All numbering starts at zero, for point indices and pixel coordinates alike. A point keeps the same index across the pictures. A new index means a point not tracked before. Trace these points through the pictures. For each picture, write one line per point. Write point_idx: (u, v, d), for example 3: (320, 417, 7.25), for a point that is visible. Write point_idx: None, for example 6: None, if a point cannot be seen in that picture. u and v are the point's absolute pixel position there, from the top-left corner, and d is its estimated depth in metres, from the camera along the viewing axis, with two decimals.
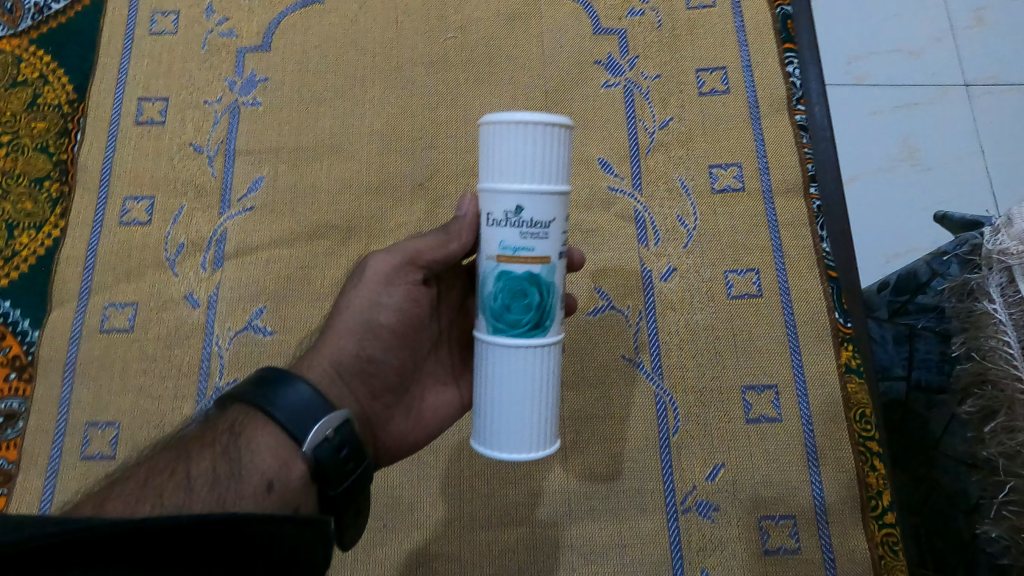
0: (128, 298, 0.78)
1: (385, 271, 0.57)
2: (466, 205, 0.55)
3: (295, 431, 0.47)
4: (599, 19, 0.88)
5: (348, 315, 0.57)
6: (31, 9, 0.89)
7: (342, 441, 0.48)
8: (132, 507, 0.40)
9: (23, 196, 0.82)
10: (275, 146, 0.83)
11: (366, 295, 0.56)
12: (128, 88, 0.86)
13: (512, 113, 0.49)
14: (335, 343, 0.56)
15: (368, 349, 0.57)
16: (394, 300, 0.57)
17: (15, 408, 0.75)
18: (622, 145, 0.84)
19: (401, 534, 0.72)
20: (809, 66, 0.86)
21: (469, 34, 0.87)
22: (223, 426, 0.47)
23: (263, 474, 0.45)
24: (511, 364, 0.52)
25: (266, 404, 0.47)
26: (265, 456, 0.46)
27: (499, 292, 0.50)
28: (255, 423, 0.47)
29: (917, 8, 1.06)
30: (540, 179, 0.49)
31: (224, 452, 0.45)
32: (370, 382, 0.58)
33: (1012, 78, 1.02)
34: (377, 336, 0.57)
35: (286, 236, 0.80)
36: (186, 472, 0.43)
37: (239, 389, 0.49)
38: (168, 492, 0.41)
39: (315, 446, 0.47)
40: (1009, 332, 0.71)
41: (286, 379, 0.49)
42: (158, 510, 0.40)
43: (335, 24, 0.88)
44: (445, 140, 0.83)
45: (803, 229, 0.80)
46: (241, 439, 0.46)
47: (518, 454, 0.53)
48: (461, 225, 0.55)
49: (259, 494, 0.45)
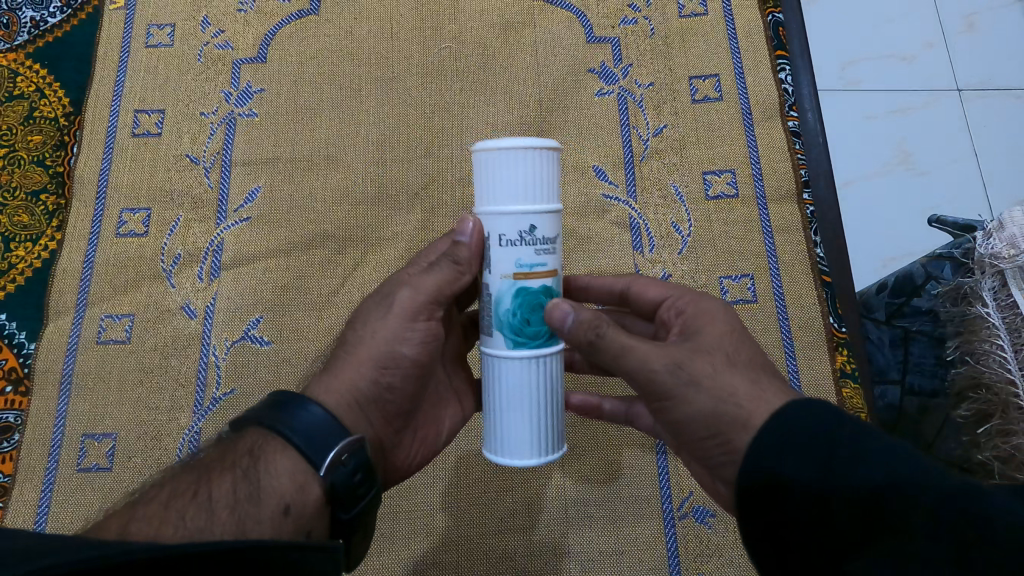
0: (125, 309, 0.78)
1: (409, 305, 0.55)
2: (468, 231, 0.52)
3: (313, 455, 0.47)
4: (592, 27, 0.89)
5: (370, 345, 0.55)
6: (27, 23, 0.89)
7: (357, 466, 0.48)
8: (156, 529, 0.40)
9: (19, 209, 0.82)
10: (271, 157, 0.84)
11: (389, 326, 0.55)
12: (125, 101, 0.86)
13: (503, 139, 0.49)
14: (352, 371, 0.54)
15: (386, 378, 0.55)
16: (416, 333, 0.55)
17: (11, 421, 0.75)
18: (617, 152, 0.84)
19: (400, 544, 0.71)
20: (801, 74, 0.88)
21: (463, 44, 0.88)
22: (243, 448, 0.47)
23: (280, 498, 0.45)
24: (519, 375, 0.52)
25: (285, 430, 0.47)
26: (283, 479, 0.46)
27: (518, 307, 0.50)
28: (274, 446, 0.47)
29: (908, 15, 1.07)
30: (547, 198, 0.50)
31: (244, 475, 0.45)
32: (386, 408, 0.56)
33: (1003, 83, 1.03)
34: (397, 367, 0.55)
35: (282, 246, 0.80)
36: (207, 494, 0.43)
37: (256, 412, 0.49)
38: (190, 515, 0.42)
39: (332, 470, 0.46)
40: (1003, 336, 0.70)
41: (305, 405, 0.48)
42: (182, 533, 0.40)
43: (330, 35, 0.88)
44: (440, 150, 0.84)
45: (797, 235, 0.81)
46: (261, 462, 0.46)
47: (524, 461, 0.53)
48: (468, 253, 0.53)
49: (276, 518, 0.45)
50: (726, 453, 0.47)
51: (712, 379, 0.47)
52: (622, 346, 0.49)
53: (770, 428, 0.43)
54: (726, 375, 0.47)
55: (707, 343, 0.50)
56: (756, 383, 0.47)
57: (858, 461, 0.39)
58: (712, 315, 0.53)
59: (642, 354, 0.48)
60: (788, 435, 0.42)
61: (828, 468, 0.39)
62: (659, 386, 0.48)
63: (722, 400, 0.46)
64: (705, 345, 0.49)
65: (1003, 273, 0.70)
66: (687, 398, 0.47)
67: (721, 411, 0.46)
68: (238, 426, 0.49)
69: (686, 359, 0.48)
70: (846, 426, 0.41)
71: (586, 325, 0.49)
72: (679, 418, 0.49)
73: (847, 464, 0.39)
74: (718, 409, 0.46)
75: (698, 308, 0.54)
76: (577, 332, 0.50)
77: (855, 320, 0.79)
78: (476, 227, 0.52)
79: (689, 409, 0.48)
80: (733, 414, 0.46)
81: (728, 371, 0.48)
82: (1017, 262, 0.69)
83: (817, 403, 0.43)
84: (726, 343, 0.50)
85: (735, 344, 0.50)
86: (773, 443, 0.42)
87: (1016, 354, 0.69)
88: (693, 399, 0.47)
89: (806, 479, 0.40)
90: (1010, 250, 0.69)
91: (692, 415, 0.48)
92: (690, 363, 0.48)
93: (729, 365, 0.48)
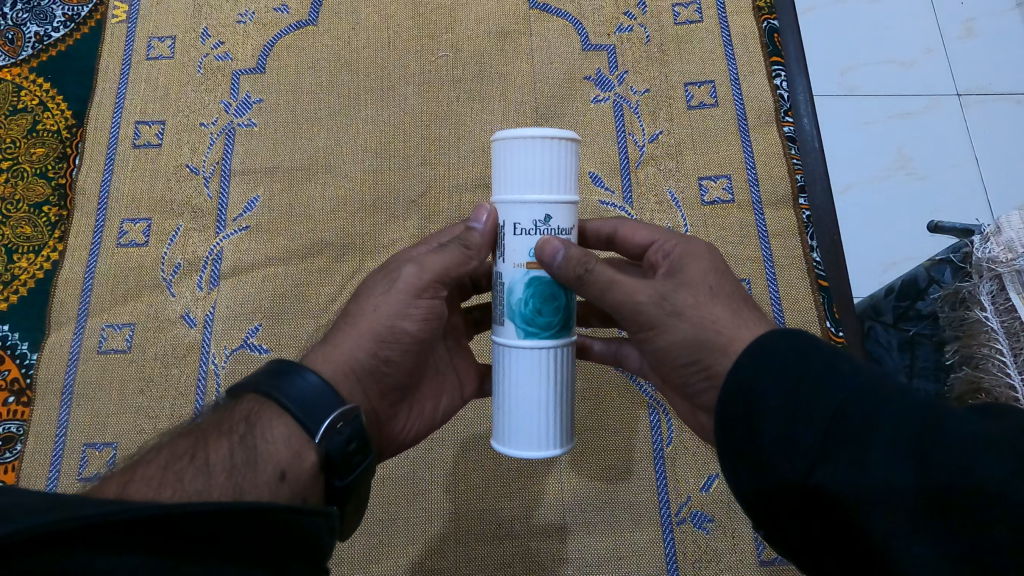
0: (125, 319, 0.79)
1: (414, 284, 0.54)
2: (484, 218, 0.53)
3: (308, 423, 0.46)
4: (588, 35, 0.90)
5: (371, 319, 0.54)
6: (31, 38, 0.91)
7: (352, 434, 0.47)
8: (155, 491, 0.38)
9: (23, 221, 0.83)
10: (270, 166, 0.85)
11: (391, 302, 0.54)
12: (126, 113, 0.87)
13: (522, 129, 0.49)
14: (350, 343, 0.54)
15: (384, 352, 0.54)
16: (418, 312, 0.54)
17: (14, 430, 0.76)
18: (612, 159, 0.85)
19: (397, 550, 0.72)
20: (797, 79, 0.88)
21: (459, 53, 0.89)
22: (240, 415, 0.46)
23: (277, 464, 0.44)
24: (526, 363, 0.52)
25: (281, 398, 0.47)
26: (279, 445, 0.45)
27: (530, 297, 0.50)
28: (270, 414, 0.46)
29: (906, 19, 1.07)
30: (564, 189, 0.50)
31: (242, 441, 0.44)
32: (382, 381, 0.55)
33: (1003, 87, 1.03)
34: (397, 343, 0.54)
35: (281, 254, 0.81)
36: (205, 458, 0.42)
37: (253, 379, 0.48)
38: (188, 478, 0.40)
39: (326, 437, 0.46)
40: (1002, 341, 0.66)
41: (302, 373, 0.48)
42: (180, 495, 0.39)
43: (328, 46, 0.89)
44: (437, 158, 0.85)
45: (793, 239, 0.81)
46: (257, 429, 0.45)
47: (533, 452, 0.53)
48: (480, 237, 0.53)
49: (272, 483, 0.43)
50: (707, 378, 0.51)
51: (694, 308, 0.51)
52: (608, 280, 0.51)
53: (752, 358, 0.45)
54: (709, 305, 0.51)
55: (692, 276, 0.52)
56: (737, 314, 0.50)
57: (829, 380, 0.40)
58: (699, 250, 0.55)
59: (627, 287, 0.51)
60: (766, 364, 0.44)
61: (802, 388, 0.41)
62: (643, 317, 0.52)
63: (703, 327, 0.50)
64: (689, 280, 0.52)
65: (1001, 277, 0.66)
66: (670, 326, 0.51)
67: (703, 338, 0.50)
68: (236, 393, 0.48)
69: (670, 292, 0.51)
70: (821, 352, 0.43)
71: (575, 260, 0.49)
72: (662, 345, 0.52)
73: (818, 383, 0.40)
74: (699, 335, 0.50)
75: (686, 247, 0.56)
76: (566, 268, 0.49)
77: (852, 325, 0.79)
78: (490, 216, 0.53)
79: (670, 336, 0.51)
80: (713, 340, 0.49)
81: (710, 302, 0.51)
82: (1016, 265, 0.64)
83: (790, 332, 0.45)
84: (710, 277, 0.52)
85: (719, 278, 0.53)
86: (751, 374, 0.44)
87: (1017, 359, 0.65)
88: (675, 327, 0.51)
89: (782, 400, 0.41)
90: (1008, 253, 0.65)
91: (675, 342, 0.51)
92: (673, 295, 0.51)
93: (711, 297, 0.51)
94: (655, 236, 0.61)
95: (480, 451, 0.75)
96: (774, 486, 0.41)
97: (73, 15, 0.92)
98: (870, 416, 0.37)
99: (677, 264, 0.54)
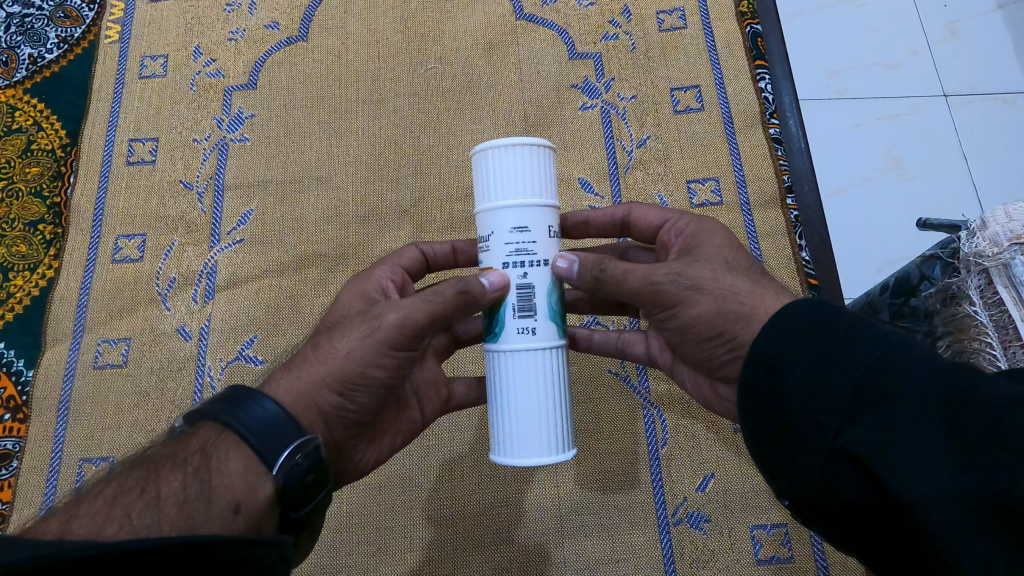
0: (120, 334, 0.80)
1: (392, 329, 0.51)
2: (495, 281, 0.50)
3: (266, 454, 0.46)
4: (574, 44, 0.91)
5: (340, 361, 0.52)
6: (25, 59, 0.92)
7: (310, 466, 0.47)
8: (99, 527, 0.38)
9: (18, 240, 0.84)
10: (263, 180, 0.86)
11: (365, 346, 0.52)
12: (120, 131, 0.89)
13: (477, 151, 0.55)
14: (317, 378, 0.52)
15: (352, 395, 0.53)
16: (393, 359, 0.52)
17: (9, 448, 0.76)
18: (601, 165, 0.86)
19: (396, 557, 0.72)
20: (780, 81, 0.91)
21: (448, 64, 0.90)
22: (195, 446, 0.46)
23: (231, 496, 0.44)
24: (517, 366, 0.51)
25: (240, 429, 0.46)
26: (234, 478, 0.45)
27: None
28: (227, 445, 0.46)
29: (892, 22, 1.09)
30: (492, 198, 0.51)
31: (196, 473, 0.44)
32: (346, 419, 0.54)
33: (989, 87, 1.05)
34: (365, 387, 0.53)
35: (275, 266, 0.82)
36: (155, 491, 0.42)
37: (208, 407, 0.48)
38: (137, 513, 0.40)
39: (285, 469, 0.45)
40: (991, 335, 0.64)
41: (259, 400, 0.48)
42: (127, 531, 0.39)
43: (319, 60, 0.91)
44: (428, 167, 0.86)
45: (782, 238, 0.82)
46: (213, 460, 0.45)
47: (535, 459, 0.51)
48: (482, 295, 0.50)
49: (226, 516, 0.43)
50: (732, 349, 0.51)
51: (714, 282, 0.51)
52: (623, 270, 0.52)
53: (771, 333, 0.45)
54: (727, 277, 0.51)
55: (706, 253, 0.54)
56: (757, 284, 0.51)
57: (848, 361, 0.40)
58: (715, 230, 0.56)
59: (644, 271, 0.52)
60: (793, 332, 0.44)
61: (822, 367, 0.41)
62: (664, 296, 0.52)
63: (726, 299, 0.50)
64: (704, 256, 0.53)
65: (988, 272, 0.63)
66: (691, 301, 0.51)
67: (726, 309, 0.50)
68: (192, 421, 0.48)
69: (685, 268, 0.52)
70: (846, 319, 0.43)
71: (591, 263, 0.52)
72: (686, 321, 0.52)
73: (842, 355, 0.41)
74: (723, 307, 0.50)
75: (699, 226, 0.57)
76: (583, 274, 0.52)
77: None
78: (502, 282, 0.50)
79: (694, 311, 0.51)
80: (738, 311, 0.50)
81: (728, 275, 0.52)
82: (1002, 259, 0.61)
83: (817, 300, 0.46)
84: (725, 253, 0.54)
85: (733, 254, 0.54)
86: (775, 344, 0.45)
87: (1007, 353, 0.63)
88: (698, 301, 0.51)
89: (802, 378, 0.42)
90: (994, 248, 0.62)
91: (699, 317, 0.51)
92: (690, 271, 0.52)
93: (728, 270, 0.52)
94: (669, 219, 0.62)
95: (475, 458, 0.75)
96: (801, 481, 0.42)
97: (66, 35, 0.93)
98: (895, 388, 0.37)
99: (693, 245, 0.55)
